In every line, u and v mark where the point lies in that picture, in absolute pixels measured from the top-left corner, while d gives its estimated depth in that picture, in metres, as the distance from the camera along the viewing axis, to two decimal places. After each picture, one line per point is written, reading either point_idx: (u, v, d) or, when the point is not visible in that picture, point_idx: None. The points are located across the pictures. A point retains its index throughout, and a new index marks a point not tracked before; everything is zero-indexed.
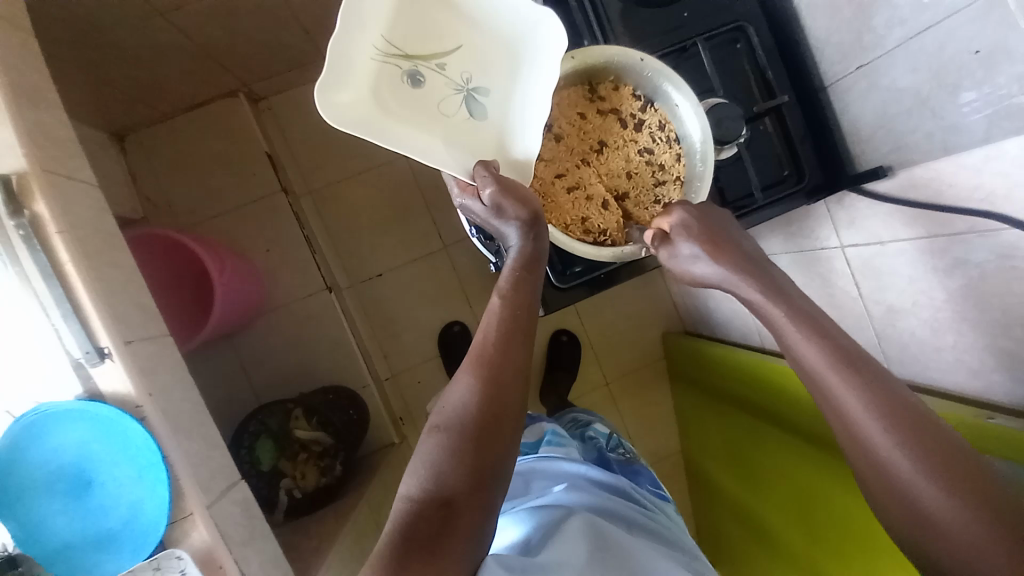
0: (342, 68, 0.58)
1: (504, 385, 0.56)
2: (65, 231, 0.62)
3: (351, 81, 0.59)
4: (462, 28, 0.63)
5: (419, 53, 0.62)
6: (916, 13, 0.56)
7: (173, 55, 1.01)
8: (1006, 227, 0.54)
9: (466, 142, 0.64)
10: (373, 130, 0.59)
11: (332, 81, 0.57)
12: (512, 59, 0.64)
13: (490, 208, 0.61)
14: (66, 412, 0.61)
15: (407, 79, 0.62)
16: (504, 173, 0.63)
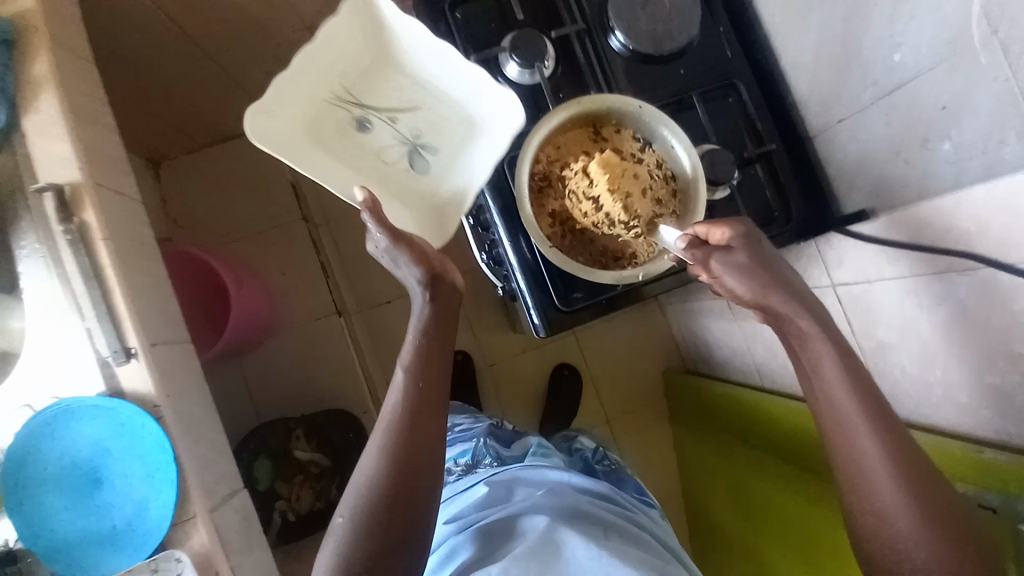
0: (286, 95, 0.67)
1: (418, 435, 0.63)
2: (109, 238, 0.67)
3: (293, 106, 0.68)
4: (423, 95, 0.73)
5: (373, 106, 0.72)
6: (887, 75, 0.64)
7: (217, 92, 1.12)
8: (981, 266, 0.58)
9: (389, 183, 0.71)
10: (297, 149, 0.67)
11: (272, 102, 0.66)
12: (463, 127, 0.73)
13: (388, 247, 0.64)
14: (84, 409, 0.64)
15: (355, 122, 0.72)
16: (417, 227, 0.70)
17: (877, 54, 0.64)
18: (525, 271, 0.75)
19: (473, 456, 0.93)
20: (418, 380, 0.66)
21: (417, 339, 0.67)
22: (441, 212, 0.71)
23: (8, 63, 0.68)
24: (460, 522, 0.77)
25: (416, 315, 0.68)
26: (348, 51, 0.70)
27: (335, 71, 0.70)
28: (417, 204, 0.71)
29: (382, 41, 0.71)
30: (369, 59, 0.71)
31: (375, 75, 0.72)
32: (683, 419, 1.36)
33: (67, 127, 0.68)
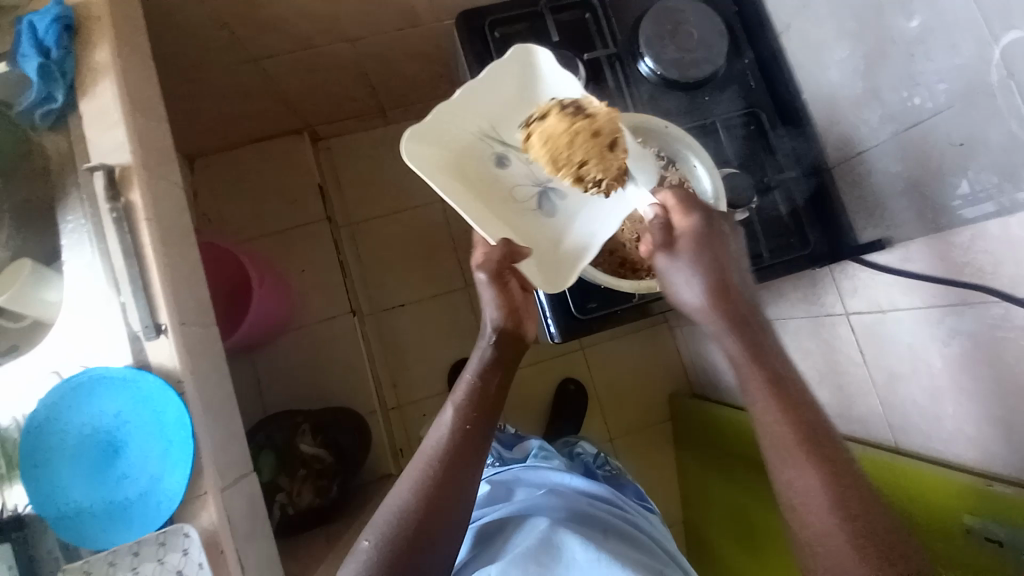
0: (448, 127, 0.66)
1: (456, 458, 0.64)
2: (151, 220, 0.71)
3: (452, 138, 0.67)
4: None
5: (515, 143, 0.68)
6: (907, 111, 0.66)
7: (257, 94, 1.17)
8: (997, 300, 0.59)
9: (519, 229, 0.69)
10: (437, 175, 0.65)
11: (432, 130, 0.65)
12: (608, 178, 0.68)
13: (485, 287, 0.68)
14: (110, 380, 0.66)
15: (495, 158, 0.69)
16: (533, 269, 0.68)
17: (897, 90, 0.66)
18: None
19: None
20: (466, 419, 0.67)
21: (473, 378, 0.69)
22: (564, 264, 0.69)
23: (70, 50, 0.72)
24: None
25: (480, 356, 0.70)
26: (527, 91, 0.68)
27: (492, 108, 0.67)
28: (541, 253, 0.69)
29: (544, 85, 0.67)
30: (535, 100, 0.68)
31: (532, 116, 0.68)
32: (687, 442, 1.34)
33: (123, 113, 0.72)
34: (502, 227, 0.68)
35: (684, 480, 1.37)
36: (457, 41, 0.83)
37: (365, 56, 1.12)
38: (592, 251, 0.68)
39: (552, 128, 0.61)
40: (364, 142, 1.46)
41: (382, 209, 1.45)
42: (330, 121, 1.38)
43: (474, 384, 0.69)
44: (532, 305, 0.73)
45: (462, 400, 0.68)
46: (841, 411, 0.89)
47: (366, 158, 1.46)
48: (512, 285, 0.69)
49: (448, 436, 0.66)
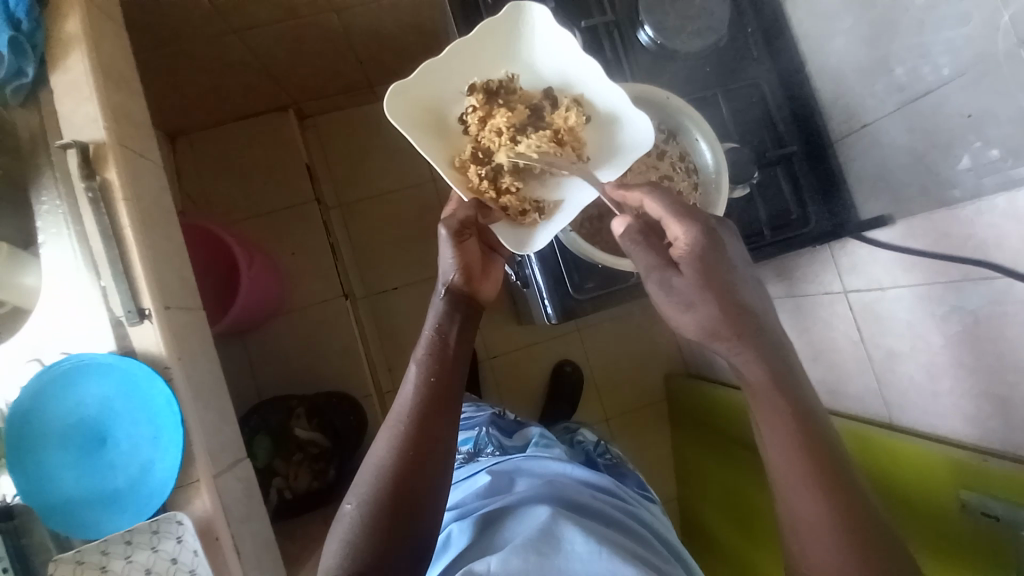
0: (436, 82, 0.67)
1: (435, 424, 0.64)
2: (129, 199, 0.67)
3: (439, 92, 0.67)
4: (567, 107, 0.66)
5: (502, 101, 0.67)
6: (914, 81, 0.63)
7: (239, 68, 1.12)
8: (999, 273, 0.58)
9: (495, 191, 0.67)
10: (420, 128, 0.66)
11: (419, 81, 0.65)
12: (593, 149, 0.68)
13: (445, 242, 0.66)
14: (94, 366, 0.64)
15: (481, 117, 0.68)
16: (503, 233, 0.67)
17: (905, 60, 0.64)
18: (542, 263, 0.76)
19: (474, 445, 0.94)
20: (433, 381, 0.66)
21: (433, 332, 0.68)
22: (536, 229, 0.67)
23: (41, 21, 0.68)
24: (461, 510, 0.79)
25: (435, 313, 0.68)
26: (520, 55, 0.67)
27: (483, 68, 0.67)
28: (516, 213, 0.67)
29: (538, 49, 0.67)
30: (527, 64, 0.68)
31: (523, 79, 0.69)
32: (683, 423, 1.35)
33: (95, 87, 0.68)
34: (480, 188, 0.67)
35: (679, 460, 1.39)
36: (449, 12, 0.81)
37: (352, 27, 1.07)
38: (563, 220, 0.66)
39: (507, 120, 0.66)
40: (353, 119, 1.41)
41: (372, 190, 1.42)
42: (317, 97, 1.33)
43: (434, 338, 0.68)
44: (493, 270, 0.71)
45: (426, 356, 0.67)
46: (835, 389, 0.89)
47: (354, 137, 1.42)
48: (468, 252, 0.68)
49: (418, 392, 0.65)
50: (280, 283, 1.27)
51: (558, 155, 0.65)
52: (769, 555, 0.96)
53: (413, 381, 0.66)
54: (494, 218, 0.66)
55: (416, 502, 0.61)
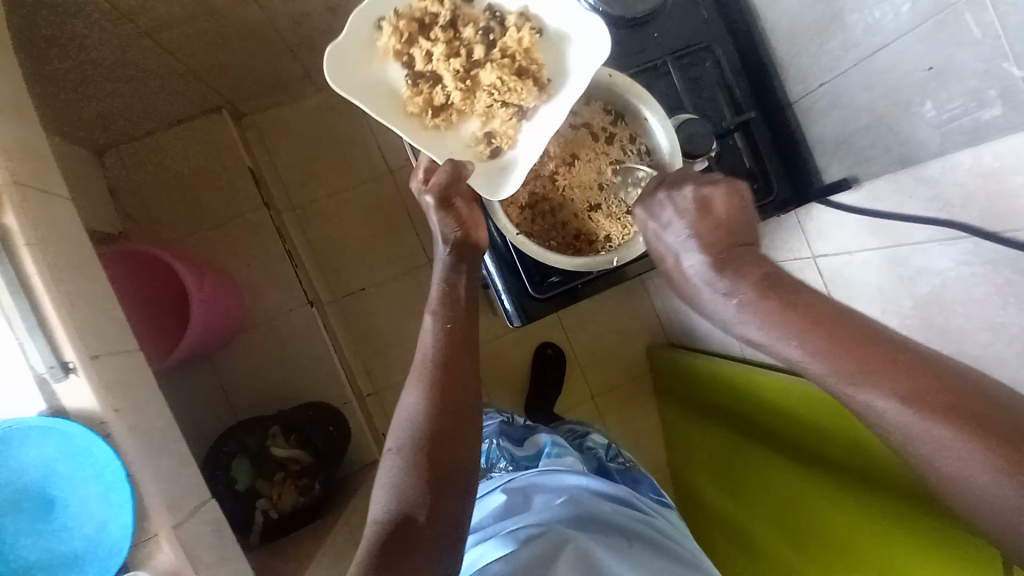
0: (371, 31, 0.63)
1: (446, 430, 0.60)
2: (34, 244, 0.61)
3: (376, 41, 0.63)
4: (516, 27, 0.62)
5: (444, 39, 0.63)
6: (867, 35, 0.59)
7: (158, 73, 1.02)
8: (965, 235, 0.56)
9: (462, 142, 0.65)
10: (372, 92, 0.63)
11: (353, 38, 0.62)
12: (551, 70, 0.63)
13: (433, 212, 0.62)
14: (31, 428, 0.59)
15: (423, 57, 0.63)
16: (479, 182, 0.63)
17: (859, 9, 0.59)
18: (499, 266, 0.73)
19: (487, 460, 0.95)
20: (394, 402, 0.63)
21: (441, 284, 0.66)
22: (506, 174, 0.63)
23: None
24: (479, 536, 0.75)
25: (440, 264, 0.66)
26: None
27: (412, 9, 0.63)
28: (484, 157, 0.64)
29: None
30: None
31: (458, 6, 0.64)
32: (669, 394, 1.36)
33: None
34: (440, 140, 0.64)
35: (666, 431, 1.41)
36: None
37: (276, 15, 0.98)
38: (531, 159, 0.63)
39: (453, 61, 0.63)
40: (296, 116, 1.32)
41: (325, 190, 1.34)
42: (251, 95, 1.23)
43: (443, 289, 0.65)
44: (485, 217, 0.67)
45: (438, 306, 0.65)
46: None
47: (299, 136, 1.33)
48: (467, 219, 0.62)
49: (419, 395, 0.61)
50: (239, 298, 1.20)
51: (516, 85, 0.62)
52: (756, 514, 0.98)
53: (431, 332, 0.64)
54: (468, 169, 0.61)
55: (408, 514, 0.56)
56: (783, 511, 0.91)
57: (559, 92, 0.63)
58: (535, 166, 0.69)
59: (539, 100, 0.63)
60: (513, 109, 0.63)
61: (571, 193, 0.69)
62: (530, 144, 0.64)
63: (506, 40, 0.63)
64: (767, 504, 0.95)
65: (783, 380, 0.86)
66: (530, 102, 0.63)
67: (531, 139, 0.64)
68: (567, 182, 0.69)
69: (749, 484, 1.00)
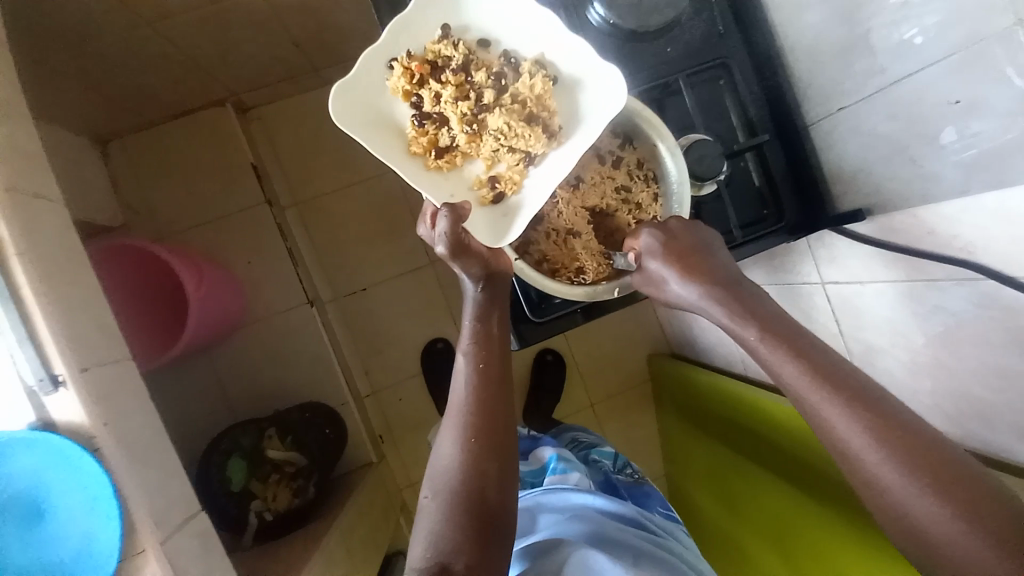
0: (382, 69, 0.60)
1: (481, 466, 0.59)
2: (25, 252, 0.59)
3: (385, 81, 0.60)
4: (531, 74, 0.60)
5: (454, 80, 0.60)
6: (894, 61, 0.56)
7: (158, 66, 1.00)
8: (983, 277, 0.53)
9: (465, 187, 0.62)
10: (376, 131, 0.59)
11: (362, 77, 0.59)
12: (563, 119, 0.61)
13: (448, 259, 0.61)
14: (16, 441, 0.59)
15: (432, 99, 0.61)
16: (481, 230, 0.60)
17: (887, 32, 0.55)
18: None
19: None
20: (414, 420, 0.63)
21: (474, 323, 0.66)
22: (509, 219, 0.61)
23: None
24: None
25: (471, 300, 0.66)
26: (469, 22, 0.61)
27: (423, 48, 0.60)
28: (486, 202, 0.61)
29: (481, 10, 0.60)
30: (474, 28, 0.61)
31: (471, 46, 0.61)
32: (669, 403, 1.34)
33: None
34: (445, 183, 0.62)
35: (665, 438, 1.39)
36: (379, 21, 0.73)
37: (277, 9, 0.94)
38: (537, 205, 0.60)
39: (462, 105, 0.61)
40: (299, 112, 1.30)
41: (327, 188, 1.32)
42: (254, 89, 1.21)
43: (476, 328, 0.65)
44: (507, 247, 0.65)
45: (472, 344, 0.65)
46: None
47: (304, 133, 1.31)
48: (471, 243, 0.60)
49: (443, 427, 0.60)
50: (237, 295, 1.19)
51: (525, 131, 0.59)
52: (745, 524, 0.99)
53: (462, 373, 0.65)
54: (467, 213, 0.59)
55: (435, 552, 0.54)
56: (769, 521, 0.92)
57: (570, 140, 0.61)
58: None
59: (547, 149, 0.61)
60: (521, 154, 0.61)
61: (572, 214, 0.67)
62: (538, 191, 0.61)
63: (518, 87, 0.60)
64: (755, 513, 0.96)
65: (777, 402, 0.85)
66: (539, 150, 0.60)
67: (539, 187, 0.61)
68: (571, 203, 0.67)
69: (739, 492, 1.01)
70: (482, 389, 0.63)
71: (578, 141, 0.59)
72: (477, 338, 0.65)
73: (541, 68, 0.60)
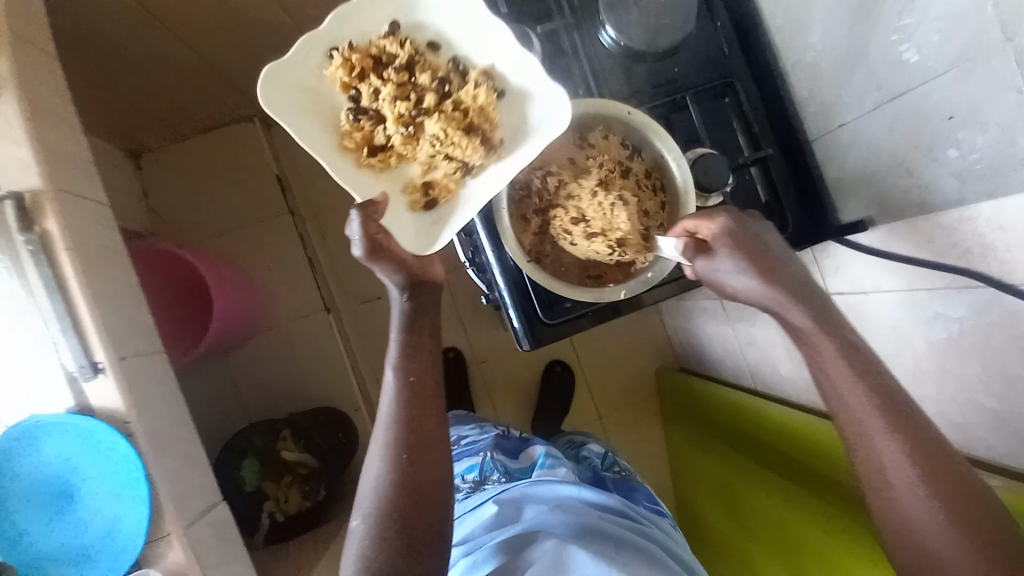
0: (322, 57, 0.60)
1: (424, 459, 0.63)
2: (72, 248, 0.64)
3: (323, 71, 0.61)
4: (475, 83, 0.61)
5: (395, 80, 0.62)
6: (892, 78, 0.59)
7: (194, 82, 1.07)
8: (983, 284, 0.56)
9: (394, 186, 0.63)
10: (304, 118, 0.60)
11: (299, 64, 0.59)
12: (505, 131, 0.62)
13: (368, 261, 0.64)
14: (55, 425, 0.62)
15: (370, 96, 0.62)
16: (405, 233, 0.61)
17: (885, 52, 0.59)
18: (512, 291, 0.74)
19: (480, 473, 0.91)
20: (409, 403, 0.66)
21: (401, 334, 0.68)
22: (437, 225, 0.61)
23: None
24: (470, 545, 0.76)
25: (397, 309, 0.69)
26: (420, 23, 0.62)
27: (366, 41, 0.61)
28: (416, 205, 0.62)
29: (431, 12, 0.61)
30: (422, 31, 0.62)
31: (417, 47, 0.62)
32: (675, 416, 1.35)
33: (25, 128, 0.64)
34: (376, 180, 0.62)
35: (671, 451, 1.39)
36: None
37: None
38: (470, 212, 0.61)
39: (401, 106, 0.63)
40: None
41: (346, 199, 1.37)
42: None
43: (402, 340, 0.68)
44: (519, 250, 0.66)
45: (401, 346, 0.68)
46: None
47: None
48: (389, 244, 0.63)
49: (403, 429, 0.65)
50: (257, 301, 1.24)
51: (463, 140, 0.62)
52: (751, 533, 0.99)
53: (393, 380, 0.67)
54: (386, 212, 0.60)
55: None
56: (774, 530, 0.92)
57: (508, 152, 0.62)
58: (547, 196, 0.67)
59: (485, 159, 0.62)
60: (457, 161, 0.62)
61: (589, 217, 0.65)
62: (470, 199, 0.62)
63: (461, 95, 0.62)
64: (760, 521, 0.96)
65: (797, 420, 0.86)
66: (475, 160, 0.62)
67: (471, 194, 0.62)
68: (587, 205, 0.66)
69: (745, 500, 1.01)
70: (422, 389, 0.67)
71: (517, 154, 0.61)
72: (414, 355, 0.68)
73: (485, 77, 0.61)
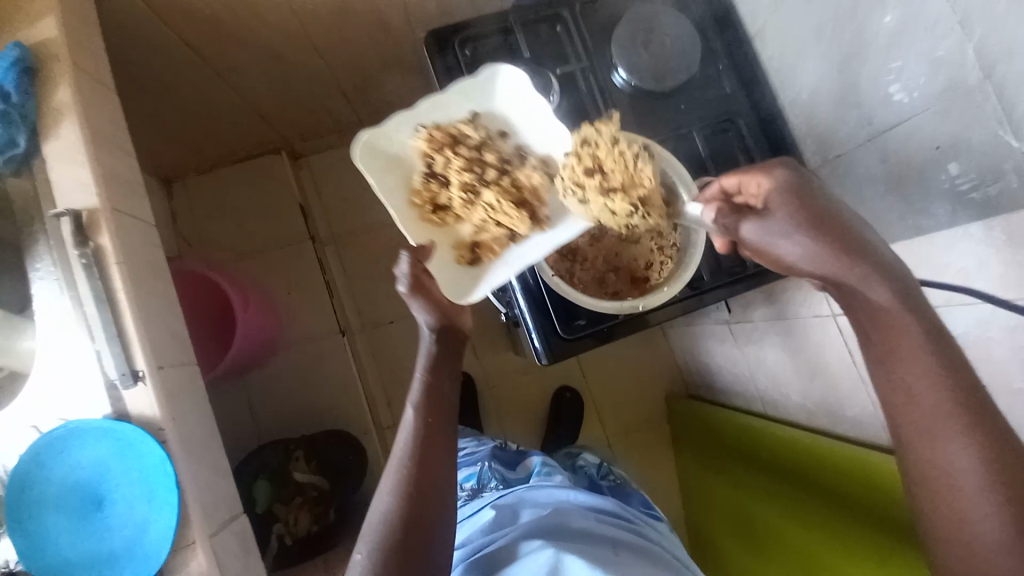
0: (410, 130, 0.70)
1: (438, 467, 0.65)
2: (122, 261, 0.68)
3: (411, 141, 0.70)
4: (533, 168, 0.68)
5: (463, 154, 0.69)
6: (881, 114, 0.65)
7: (231, 116, 1.15)
8: (979, 300, 0.59)
9: (445, 240, 0.68)
10: (384, 172, 0.68)
11: (391, 132, 0.69)
12: (553, 211, 0.68)
13: (409, 297, 0.65)
14: (91, 430, 0.64)
15: (440, 164, 0.69)
16: (445, 283, 0.66)
17: (873, 91, 0.65)
18: (533, 306, 0.77)
19: (478, 480, 0.93)
20: (429, 415, 0.68)
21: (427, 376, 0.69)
22: (477, 280, 0.66)
23: (30, 92, 0.69)
24: (467, 550, 0.76)
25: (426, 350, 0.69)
26: (498, 114, 0.71)
27: (448, 123, 0.70)
28: (462, 260, 0.68)
29: (509, 105, 0.70)
30: (497, 120, 0.71)
31: (490, 131, 0.71)
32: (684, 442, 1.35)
33: (87, 153, 0.70)
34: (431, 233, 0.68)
35: (682, 480, 1.38)
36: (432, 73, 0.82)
37: (337, 69, 1.10)
38: (508, 273, 0.65)
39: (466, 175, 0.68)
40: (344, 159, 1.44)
41: (365, 226, 1.43)
42: (308, 139, 1.35)
43: (428, 383, 0.69)
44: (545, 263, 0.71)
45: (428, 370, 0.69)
46: (835, 410, 0.88)
47: (347, 177, 1.44)
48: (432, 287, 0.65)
49: (414, 438, 0.67)
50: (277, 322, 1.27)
51: (513, 212, 0.67)
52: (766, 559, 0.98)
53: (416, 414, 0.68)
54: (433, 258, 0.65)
55: None
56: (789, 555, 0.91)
57: (553, 229, 0.67)
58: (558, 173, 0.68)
59: (531, 231, 0.67)
60: (505, 229, 0.68)
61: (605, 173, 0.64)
62: (509, 262, 0.66)
63: (521, 176, 0.69)
64: (774, 547, 0.95)
65: (810, 440, 0.88)
66: (521, 231, 0.67)
67: (512, 258, 0.66)
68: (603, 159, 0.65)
69: (758, 525, 1.00)
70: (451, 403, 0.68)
71: (560, 231, 0.66)
72: (426, 388, 0.69)
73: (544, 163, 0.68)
